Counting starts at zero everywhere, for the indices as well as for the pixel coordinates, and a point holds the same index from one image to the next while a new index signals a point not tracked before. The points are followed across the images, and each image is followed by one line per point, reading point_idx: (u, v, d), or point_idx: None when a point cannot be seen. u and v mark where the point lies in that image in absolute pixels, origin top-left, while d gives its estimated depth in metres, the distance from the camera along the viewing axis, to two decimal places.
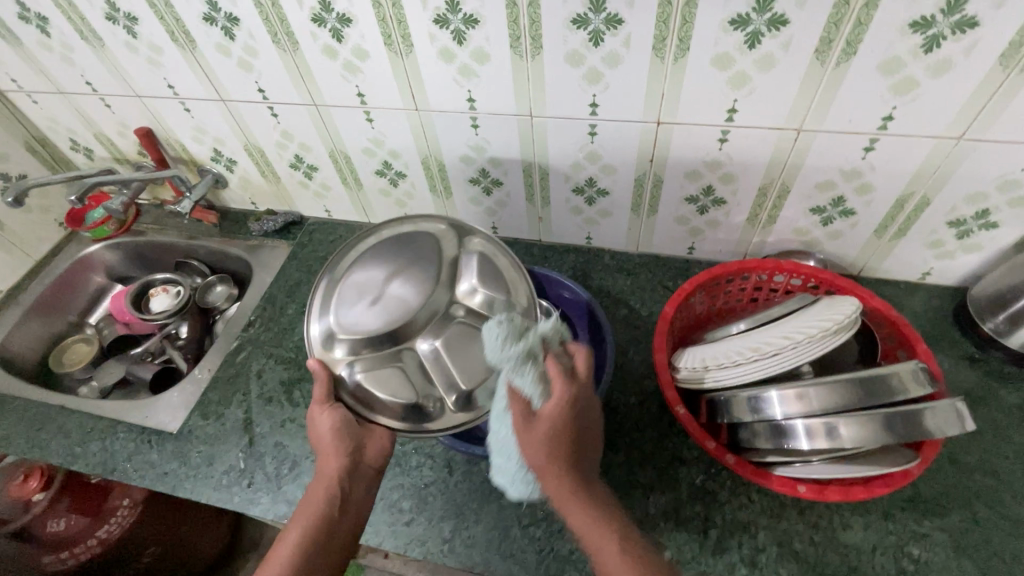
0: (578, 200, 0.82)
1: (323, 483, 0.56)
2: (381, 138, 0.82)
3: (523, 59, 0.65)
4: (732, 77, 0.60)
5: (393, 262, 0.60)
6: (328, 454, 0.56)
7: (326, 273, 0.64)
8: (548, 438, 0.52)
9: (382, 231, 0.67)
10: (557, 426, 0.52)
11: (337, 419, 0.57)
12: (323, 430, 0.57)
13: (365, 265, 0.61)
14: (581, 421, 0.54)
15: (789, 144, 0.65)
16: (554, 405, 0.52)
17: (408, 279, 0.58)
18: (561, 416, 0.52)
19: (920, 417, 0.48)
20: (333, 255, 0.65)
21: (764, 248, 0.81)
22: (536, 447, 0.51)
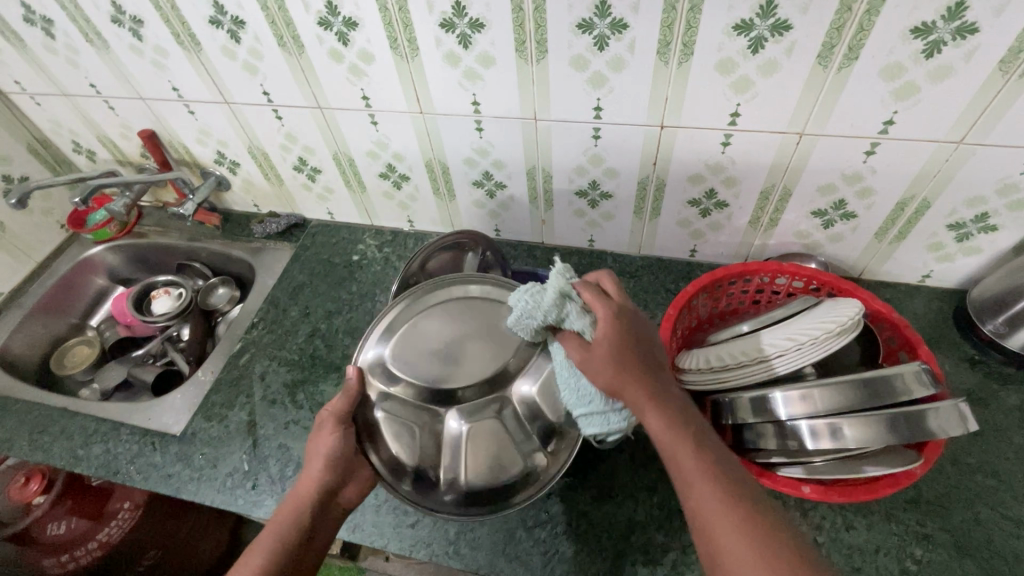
0: (581, 203, 0.83)
1: (300, 504, 0.53)
2: (385, 141, 0.82)
3: (527, 63, 0.65)
4: (735, 81, 0.61)
5: (466, 330, 0.61)
6: (313, 473, 0.55)
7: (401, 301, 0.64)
8: (608, 353, 0.53)
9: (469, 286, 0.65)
10: (611, 341, 0.53)
11: (339, 440, 0.56)
12: (321, 445, 0.56)
13: (441, 321, 0.62)
14: (642, 334, 0.55)
15: (791, 147, 0.66)
16: (603, 325, 0.54)
17: (471, 353, 0.60)
18: (615, 332, 0.54)
19: (923, 418, 0.49)
20: (415, 288, 0.64)
21: (765, 251, 0.82)
22: (601, 367, 0.53)
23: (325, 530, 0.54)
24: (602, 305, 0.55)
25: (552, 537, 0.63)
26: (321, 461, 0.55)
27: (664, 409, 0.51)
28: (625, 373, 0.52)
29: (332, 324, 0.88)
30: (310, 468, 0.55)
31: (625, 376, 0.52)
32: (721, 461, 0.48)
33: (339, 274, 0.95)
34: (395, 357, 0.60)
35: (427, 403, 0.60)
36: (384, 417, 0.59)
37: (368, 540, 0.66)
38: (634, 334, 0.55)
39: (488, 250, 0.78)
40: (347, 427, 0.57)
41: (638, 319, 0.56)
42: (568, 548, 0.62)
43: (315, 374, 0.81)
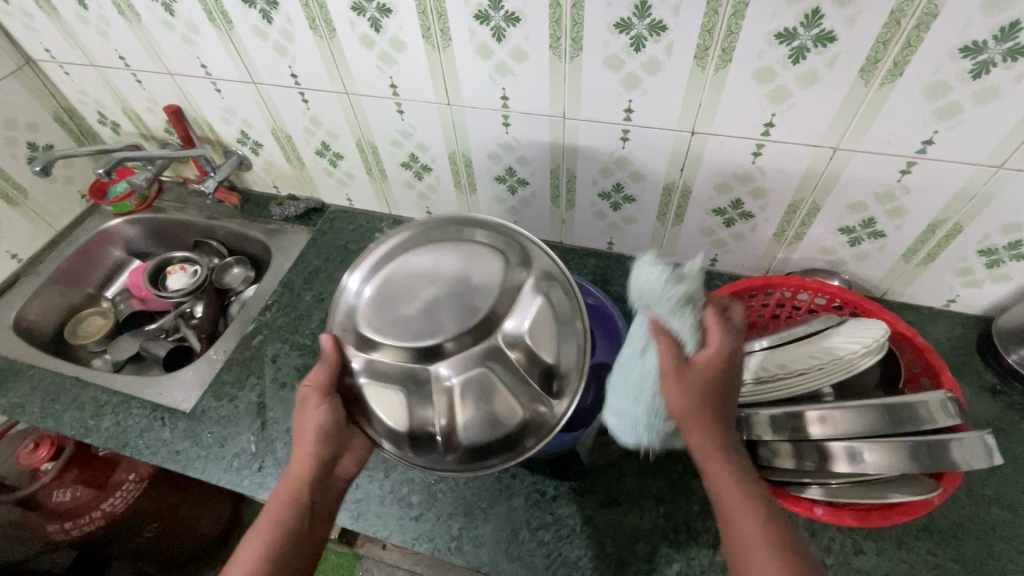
0: (603, 205, 0.82)
1: (298, 478, 0.54)
2: (410, 130, 0.81)
3: (560, 60, 0.64)
4: (772, 91, 0.60)
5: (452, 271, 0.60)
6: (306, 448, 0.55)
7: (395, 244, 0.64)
8: (687, 395, 0.50)
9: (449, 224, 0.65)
10: (705, 377, 0.51)
11: (325, 412, 0.57)
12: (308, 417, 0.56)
13: (423, 262, 0.62)
14: (730, 374, 0.52)
15: (824, 161, 0.64)
16: (710, 352, 0.52)
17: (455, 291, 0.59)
18: (697, 367, 0.51)
19: (947, 450, 0.48)
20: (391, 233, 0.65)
21: (787, 265, 0.81)
22: (678, 390, 0.50)
23: (325, 501, 0.55)
24: (710, 343, 0.52)
25: (555, 540, 0.63)
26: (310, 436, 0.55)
27: (731, 475, 0.48)
28: (696, 418, 0.50)
29: None
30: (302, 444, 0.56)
31: (699, 417, 0.50)
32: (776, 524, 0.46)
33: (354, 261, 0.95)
34: (372, 298, 0.61)
35: (413, 363, 0.58)
36: (368, 383, 0.59)
37: (371, 529, 0.66)
38: (717, 371, 0.51)
39: None
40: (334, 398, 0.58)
41: (736, 356, 0.53)
42: (571, 552, 0.62)
43: None
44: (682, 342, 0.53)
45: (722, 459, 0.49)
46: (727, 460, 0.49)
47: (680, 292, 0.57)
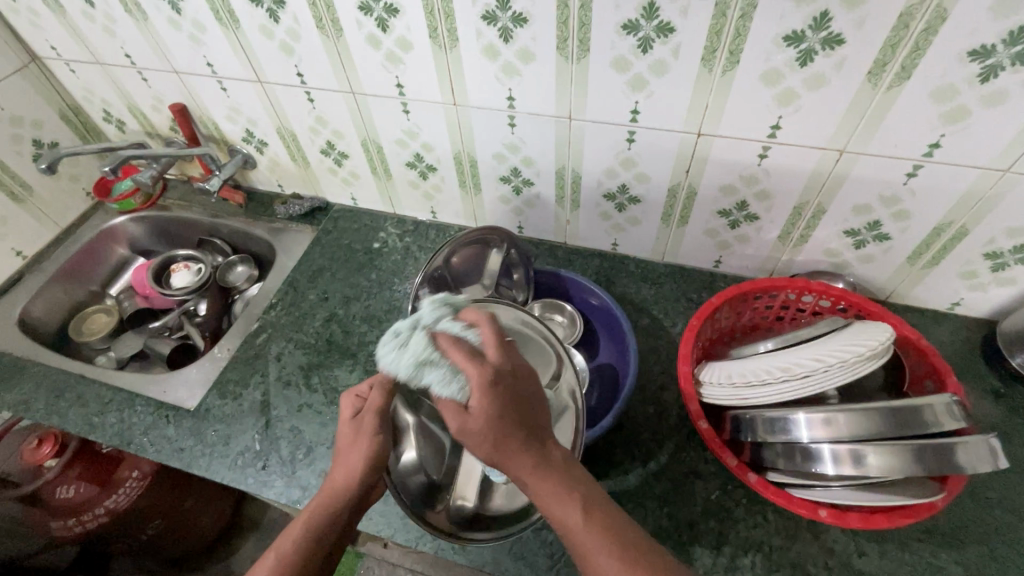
0: (608, 206, 0.82)
1: (334, 498, 0.52)
2: (415, 130, 0.82)
3: (567, 61, 0.64)
4: (779, 94, 0.60)
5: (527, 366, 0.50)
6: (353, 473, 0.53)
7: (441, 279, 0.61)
8: (485, 433, 0.45)
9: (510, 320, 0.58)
10: (489, 413, 0.45)
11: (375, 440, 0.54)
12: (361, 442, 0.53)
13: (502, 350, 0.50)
14: (526, 393, 0.49)
15: (830, 163, 0.65)
16: (479, 395, 0.45)
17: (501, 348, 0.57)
18: (497, 397, 0.46)
19: (952, 452, 0.48)
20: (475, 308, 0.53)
21: (792, 267, 0.81)
22: (476, 442, 0.46)
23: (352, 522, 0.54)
24: (472, 364, 0.47)
25: (558, 541, 0.63)
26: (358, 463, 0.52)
27: (561, 499, 0.45)
28: (513, 447, 0.46)
29: (349, 310, 0.88)
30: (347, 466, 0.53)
31: (510, 447, 0.46)
32: (619, 535, 0.44)
33: (358, 260, 0.95)
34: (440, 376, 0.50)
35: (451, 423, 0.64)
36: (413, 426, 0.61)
37: (375, 528, 0.66)
38: (514, 393, 0.47)
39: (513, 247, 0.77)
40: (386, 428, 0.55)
41: (521, 377, 0.49)
42: None
43: (330, 360, 0.82)
44: (453, 393, 0.48)
45: (552, 485, 0.45)
46: (563, 487, 0.46)
47: (415, 352, 0.51)
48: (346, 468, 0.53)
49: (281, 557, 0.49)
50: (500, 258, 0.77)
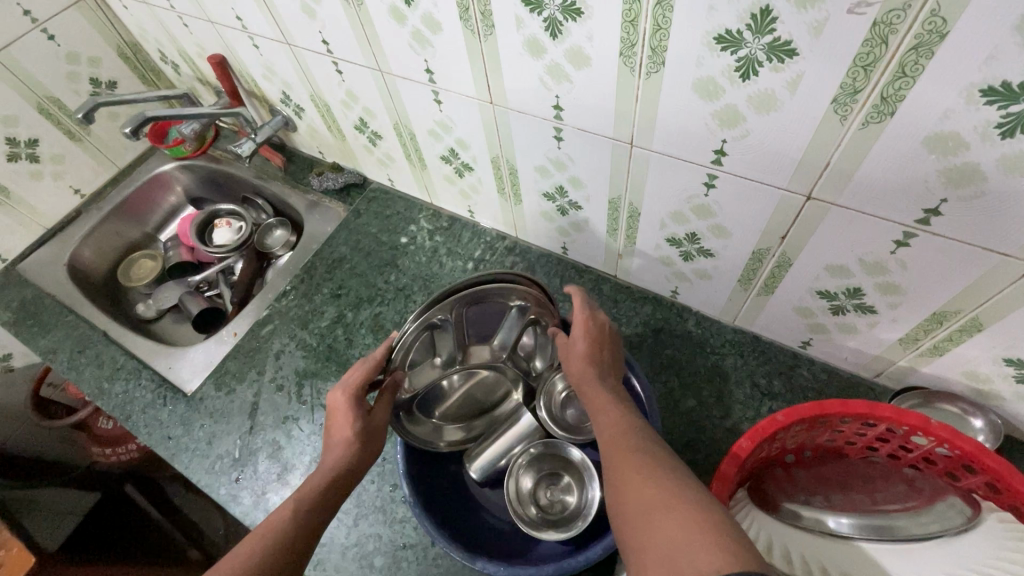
0: (671, 251, 0.64)
1: (329, 475, 0.48)
2: (449, 124, 0.67)
3: (632, 74, 0.46)
4: (951, 168, 0.38)
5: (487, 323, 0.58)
6: (363, 443, 0.51)
7: (463, 295, 0.51)
8: (579, 348, 0.54)
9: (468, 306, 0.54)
10: (577, 346, 0.54)
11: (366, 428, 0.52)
12: (372, 424, 0.52)
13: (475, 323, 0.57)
14: (606, 353, 0.55)
15: (1009, 276, 0.42)
16: (581, 319, 0.56)
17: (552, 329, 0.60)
18: (589, 324, 0.55)
19: None
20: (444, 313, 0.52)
21: (909, 377, 0.59)
22: (571, 357, 0.54)
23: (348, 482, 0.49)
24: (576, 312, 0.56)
25: None
26: (355, 440, 0.51)
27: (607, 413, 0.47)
28: (579, 367, 0.53)
29: (358, 315, 0.79)
30: (329, 450, 0.50)
31: (583, 379, 0.52)
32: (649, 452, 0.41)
33: (381, 256, 0.85)
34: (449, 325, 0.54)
35: None
36: None
37: None
38: (595, 340, 0.55)
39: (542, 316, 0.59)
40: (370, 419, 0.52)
41: (614, 348, 0.56)
42: None
43: (327, 370, 0.74)
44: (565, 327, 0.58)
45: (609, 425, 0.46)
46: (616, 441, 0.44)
47: None
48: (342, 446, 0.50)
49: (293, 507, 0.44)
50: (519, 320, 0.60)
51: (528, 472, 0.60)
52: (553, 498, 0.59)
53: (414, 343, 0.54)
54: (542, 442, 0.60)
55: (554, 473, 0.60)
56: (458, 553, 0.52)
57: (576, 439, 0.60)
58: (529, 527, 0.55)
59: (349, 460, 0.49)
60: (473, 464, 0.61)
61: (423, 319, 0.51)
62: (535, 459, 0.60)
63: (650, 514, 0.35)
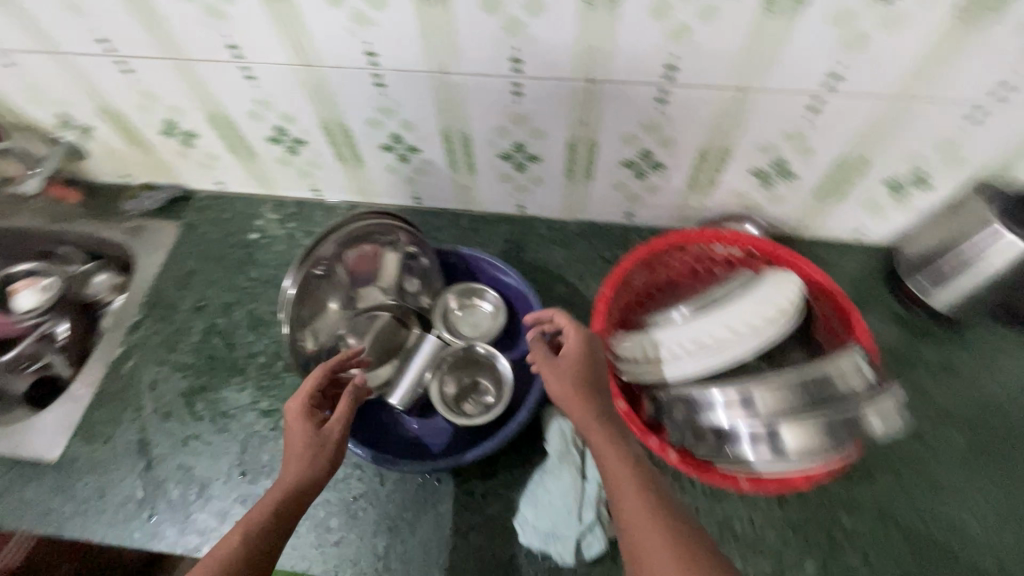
0: (506, 167, 0.73)
1: (285, 497, 0.45)
2: (268, 99, 0.68)
3: (429, 6, 0.53)
4: (671, 28, 0.52)
5: (369, 264, 0.62)
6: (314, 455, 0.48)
7: (337, 237, 0.56)
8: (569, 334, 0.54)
9: (347, 252, 0.59)
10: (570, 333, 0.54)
11: (317, 437, 0.49)
12: (325, 435, 0.49)
13: (358, 267, 0.61)
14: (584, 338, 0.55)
15: (731, 103, 0.59)
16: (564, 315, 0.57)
17: (430, 258, 0.67)
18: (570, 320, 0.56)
19: (859, 420, 0.46)
20: (326, 261, 0.57)
21: (704, 213, 0.76)
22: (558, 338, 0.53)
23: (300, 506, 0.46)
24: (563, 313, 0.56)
25: (488, 541, 0.59)
26: (301, 454, 0.48)
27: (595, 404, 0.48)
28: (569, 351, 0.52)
29: (230, 319, 0.76)
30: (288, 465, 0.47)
31: (571, 361, 0.51)
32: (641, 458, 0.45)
33: (235, 257, 0.82)
34: (333, 275, 0.58)
35: None
36: None
37: (288, 564, 0.59)
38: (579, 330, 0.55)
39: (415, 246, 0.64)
40: (326, 433, 0.49)
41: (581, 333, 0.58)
42: (505, 551, 0.58)
43: (216, 379, 0.71)
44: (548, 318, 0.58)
45: (600, 418, 0.47)
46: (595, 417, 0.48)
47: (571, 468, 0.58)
48: (298, 461, 0.47)
49: (251, 532, 0.42)
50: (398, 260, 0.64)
51: (449, 382, 0.65)
52: (476, 403, 0.64)
53: (307, 299, 0.56)
54: (455, 352, 0.65)
55: (474, 384, 0.66)
56: (410, 467, 0.57)
57: (482, 341, 0.66)
58: (461, 419, 0.60)
59: (299, 478, 0.46)
60: (394, 397, 0.64)
61: (306, 268, 0.55)
62: (452, 373, 0.65)
63: (652, 522, 0.40)
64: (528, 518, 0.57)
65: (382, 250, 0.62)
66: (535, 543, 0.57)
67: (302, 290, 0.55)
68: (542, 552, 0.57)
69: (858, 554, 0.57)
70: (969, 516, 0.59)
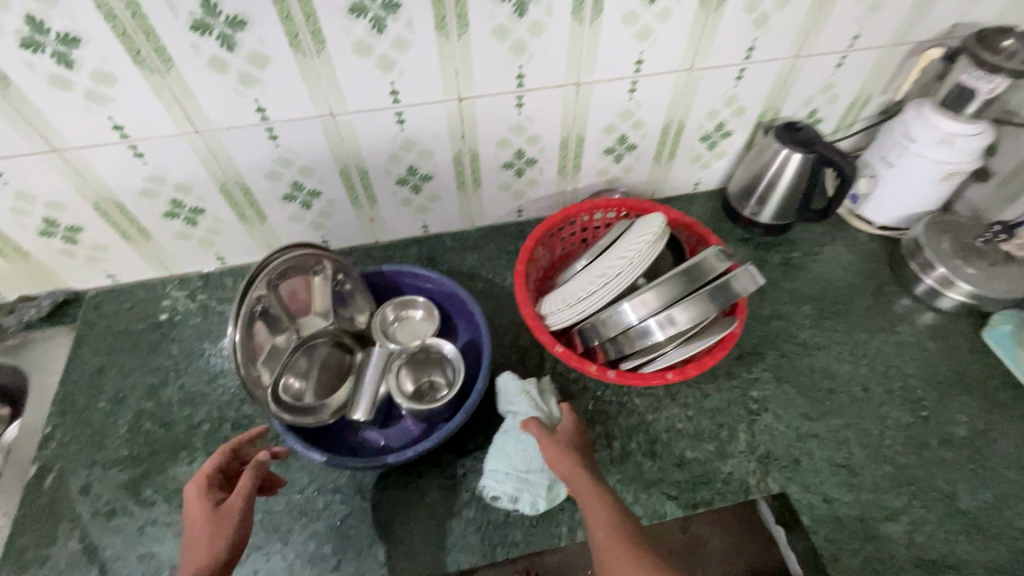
0: (404, 191, 0.82)
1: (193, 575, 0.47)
2: (160, 174, 0.70)
3: (306, 57, 0.61)
4: (512, 45, 0.66)
5: (300, 298, 0.67)
6: (212, 536, 0.49)
7: (268, 273, 0.60)
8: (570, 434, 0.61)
9: (279, 287, 0.63)
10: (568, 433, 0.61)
11: (212, 516, 0.50)
12: (223, 511, 0.50)
13: (291, 302, 0.66)
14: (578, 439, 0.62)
15: (573, 97, 0.74)
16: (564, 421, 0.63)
17: (356, 279, 0.72)
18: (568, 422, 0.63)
19: (729, 286, 0.60)
20: (262, 299, 0.60)
21: (578, 195, 0.91)
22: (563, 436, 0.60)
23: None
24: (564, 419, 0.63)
25: (481, 511, 0.63)
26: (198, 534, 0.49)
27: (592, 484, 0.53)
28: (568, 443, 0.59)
29: (159, 400, 0.74)
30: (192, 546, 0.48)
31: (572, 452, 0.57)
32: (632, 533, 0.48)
33: (148, 342, 0.80)
34: (271, 312, 0.62)
35: None
36: None
37: None
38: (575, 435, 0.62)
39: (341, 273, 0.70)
40: (221, 512, 0.50)
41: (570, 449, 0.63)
42: (498, 513, 0.63)
43: (160, 461, 0.68)
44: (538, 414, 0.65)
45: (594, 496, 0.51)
46: (576, 462, 0.56)
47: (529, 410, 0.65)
48: (201, 543, 0.48)
49: None
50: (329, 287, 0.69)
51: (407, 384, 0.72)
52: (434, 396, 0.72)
53: (252, 339, 0.60)
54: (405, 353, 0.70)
55: (431, 383, 0.74)
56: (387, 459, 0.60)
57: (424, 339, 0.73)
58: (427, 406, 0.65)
59: (202, 559, 0.47)
60: (357, 409, 0.66)
61: (245, 307, 0.58)
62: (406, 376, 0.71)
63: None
64: (502, 469, 0.60)
65: (310, 279, 0.66)
66: (508, 491, 0.60)
67: (247, 330, 0.58)
68: (512, 501, 0.60)
69: (771, 414, 0.72)
70: (836, 362, 0.77)
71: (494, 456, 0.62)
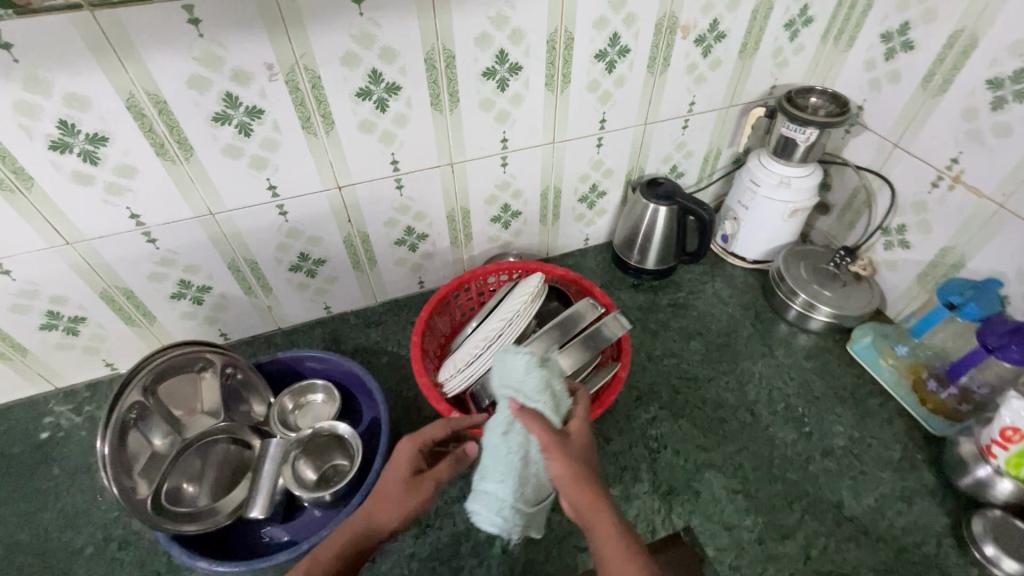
0: (300, 277, 0.84)
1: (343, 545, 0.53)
2: (30, 288, 0.69)
3: (175, 163, 0.64)
4: (380, 136, 0.71)
5: (185, 397, 0.67)
6: (406, 499, 0.54)
7: (142, 376, 0.60)
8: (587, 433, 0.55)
9: (158, 387, 0.63)
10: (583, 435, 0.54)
11: (402, 484, 0.55)
12: (420, 481, 0.56)
13: (174, 403, 0.66)
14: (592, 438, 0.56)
15: (449, 175, 0.80)
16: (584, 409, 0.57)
17: (248, 372, 0.71)
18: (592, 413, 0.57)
19: (601, 333, 0.66)
20: (137, 402, 0.60)
21: (475, 261, 0.96)
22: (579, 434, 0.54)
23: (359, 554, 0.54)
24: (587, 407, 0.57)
25: None
26: (403, 496, 0.54)
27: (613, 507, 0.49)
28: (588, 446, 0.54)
29: (35, 529, 0.68)
30: (380, 506, 0.54)
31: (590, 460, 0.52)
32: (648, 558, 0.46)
33: (25, 465, 0.74)
34: (150, 414, 0.62)
35: None
36: None
37: None
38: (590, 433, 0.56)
39: (229, 365, 0.69)
40: (420, 484, 0.55)
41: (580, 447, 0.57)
42: None
43: None
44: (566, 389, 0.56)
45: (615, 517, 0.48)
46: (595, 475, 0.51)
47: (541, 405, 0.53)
48: (382, 512, 0.54)
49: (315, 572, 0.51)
50: (216, 382, 0.68)
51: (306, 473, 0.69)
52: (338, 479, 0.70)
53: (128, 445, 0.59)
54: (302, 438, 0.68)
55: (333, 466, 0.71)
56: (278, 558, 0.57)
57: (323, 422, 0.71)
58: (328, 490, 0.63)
59: (379, 520, 0.54)
60: (254, 507, 0.63)
61: (117, 413, 0.58)
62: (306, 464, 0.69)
63: None
64: (509, 501, 0.52)
65: (193, 377, 0.67)
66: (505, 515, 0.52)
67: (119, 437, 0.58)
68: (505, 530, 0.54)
69: (670, 450, 0.75)
70: (725, 392, 0.82)
71: (502, 479, 0.52)
